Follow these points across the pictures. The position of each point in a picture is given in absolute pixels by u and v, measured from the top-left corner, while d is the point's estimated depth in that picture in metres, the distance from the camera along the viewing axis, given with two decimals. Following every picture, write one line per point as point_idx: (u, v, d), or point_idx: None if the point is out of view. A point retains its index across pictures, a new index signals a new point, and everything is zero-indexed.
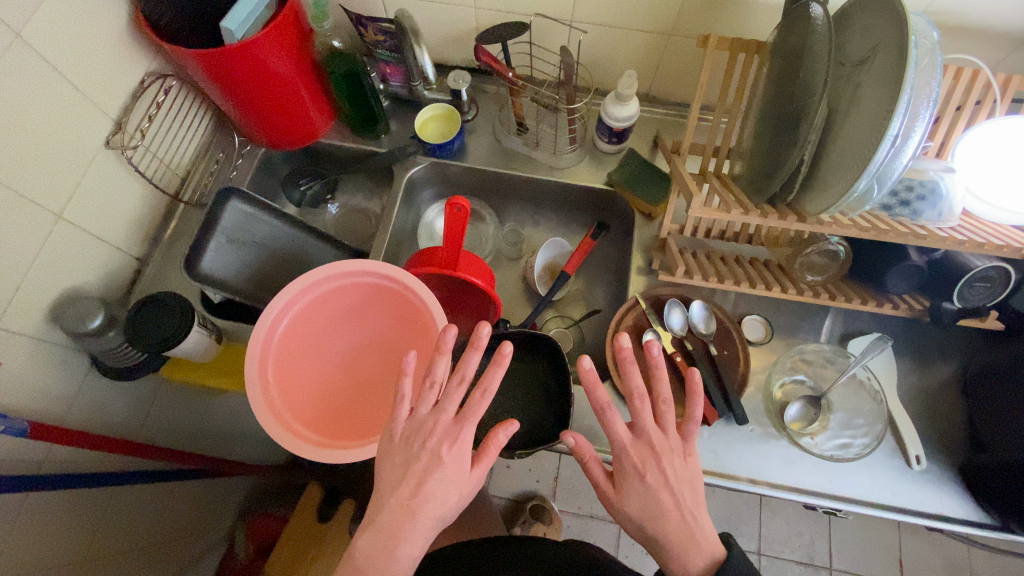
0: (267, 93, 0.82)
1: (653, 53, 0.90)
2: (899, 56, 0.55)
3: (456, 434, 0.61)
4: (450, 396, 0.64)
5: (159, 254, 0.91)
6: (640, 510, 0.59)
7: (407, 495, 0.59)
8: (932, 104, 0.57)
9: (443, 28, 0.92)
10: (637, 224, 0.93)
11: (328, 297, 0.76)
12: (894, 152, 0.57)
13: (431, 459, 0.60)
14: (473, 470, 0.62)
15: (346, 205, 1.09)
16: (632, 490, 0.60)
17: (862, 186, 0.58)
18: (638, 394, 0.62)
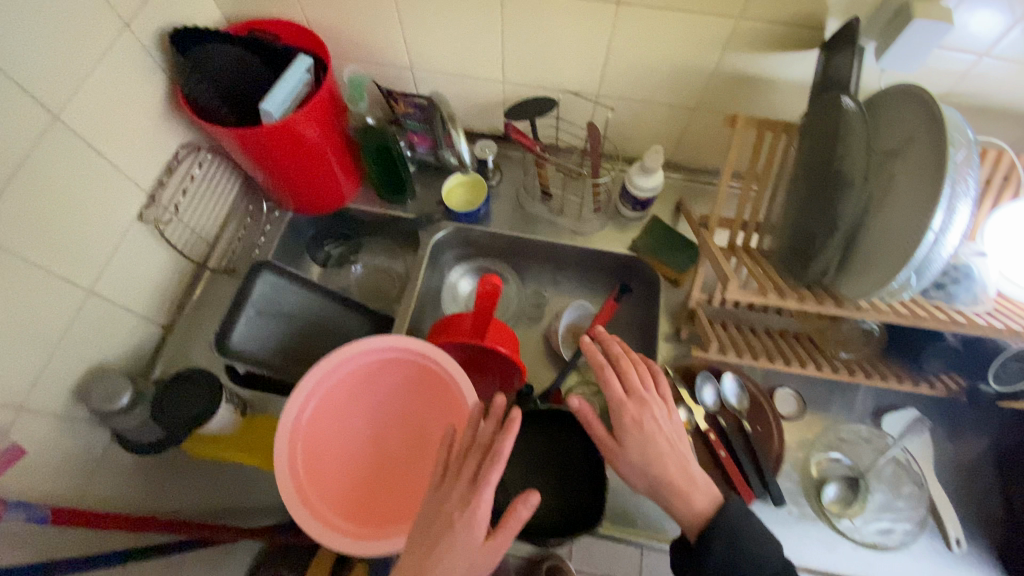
0: (298, 162, 0.83)
1: (676, 126, 0.91)
2: (937, 151, 0.56)
3: (471, 498, 0.58)
4: (468, 467, 0.61)
5: (182, 322, 0.90)
6: (643, 455, 0.59)
7: (419, 557, 0.57)
8: (970, 194, 0.58)
9: (470, 98, 0.94)
10: (663, 291, 0.93)
11: (344, 381, 0.74)
12: (933, 245, 0.57)
13: (445, 526, 0.58)
14: (489, 540, 0.57)
15: (368, 266, 1.08)
16: (632, 439, 0.60)
17: (901, 278, 0.58)
18: (623, 354, 0.66)
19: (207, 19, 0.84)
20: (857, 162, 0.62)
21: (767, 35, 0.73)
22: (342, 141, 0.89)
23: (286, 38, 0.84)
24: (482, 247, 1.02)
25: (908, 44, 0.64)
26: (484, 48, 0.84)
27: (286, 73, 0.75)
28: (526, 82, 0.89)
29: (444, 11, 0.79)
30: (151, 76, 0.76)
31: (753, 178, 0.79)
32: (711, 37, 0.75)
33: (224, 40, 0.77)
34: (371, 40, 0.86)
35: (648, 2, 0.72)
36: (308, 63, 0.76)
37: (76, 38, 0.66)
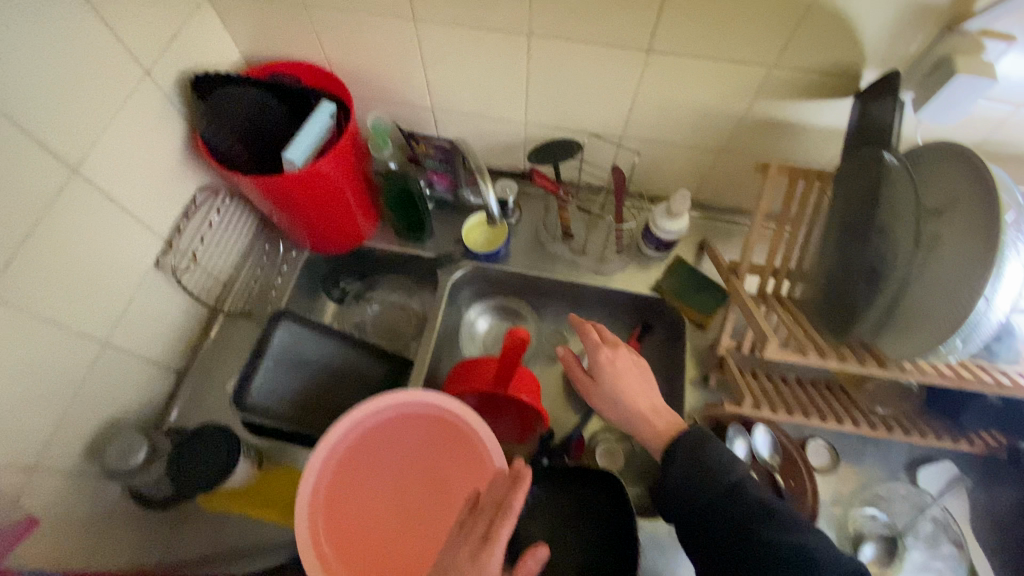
0: (317, 205, 0.82)
1: (701, 168, 0.90)
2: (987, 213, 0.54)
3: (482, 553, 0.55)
4: (478, 522, 0.59)
5: (197, 368, 0.87)
6: (613, 389, 0.70)
7: None
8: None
9: (490, 137, 0.93)
10: (689, 334, 0.91)
11: (366, 439, 0.72)
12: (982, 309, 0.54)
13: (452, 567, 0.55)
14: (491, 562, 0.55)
15: (383, 304, 1.06)
16: (605, 374, 0.72)
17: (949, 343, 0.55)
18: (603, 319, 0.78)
19: (225, 60, 0.82)
20: (904, 224, 0.61)
21: (799, 83, 0.71)
22: (362, 183, 0.88)
23: (306, 80, 0.83)
24: (501, 286, 1.00)
25: (948, 97, 0.63)
26: (507, 90, 0.83)
27: (309, 120, 0.74)
28: (549, 123, 0.87)
29: (469, 54, 0.77)
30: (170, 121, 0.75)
31: (784, 225, 0.77)
32: (741, 83, 0.73)
33: (244, 86, 0.76)
34: (393, 81, 0.85)
35: (678, 50, 0.70)
36: (331, 110, 0.75)
37: (98, 89, 0.64)
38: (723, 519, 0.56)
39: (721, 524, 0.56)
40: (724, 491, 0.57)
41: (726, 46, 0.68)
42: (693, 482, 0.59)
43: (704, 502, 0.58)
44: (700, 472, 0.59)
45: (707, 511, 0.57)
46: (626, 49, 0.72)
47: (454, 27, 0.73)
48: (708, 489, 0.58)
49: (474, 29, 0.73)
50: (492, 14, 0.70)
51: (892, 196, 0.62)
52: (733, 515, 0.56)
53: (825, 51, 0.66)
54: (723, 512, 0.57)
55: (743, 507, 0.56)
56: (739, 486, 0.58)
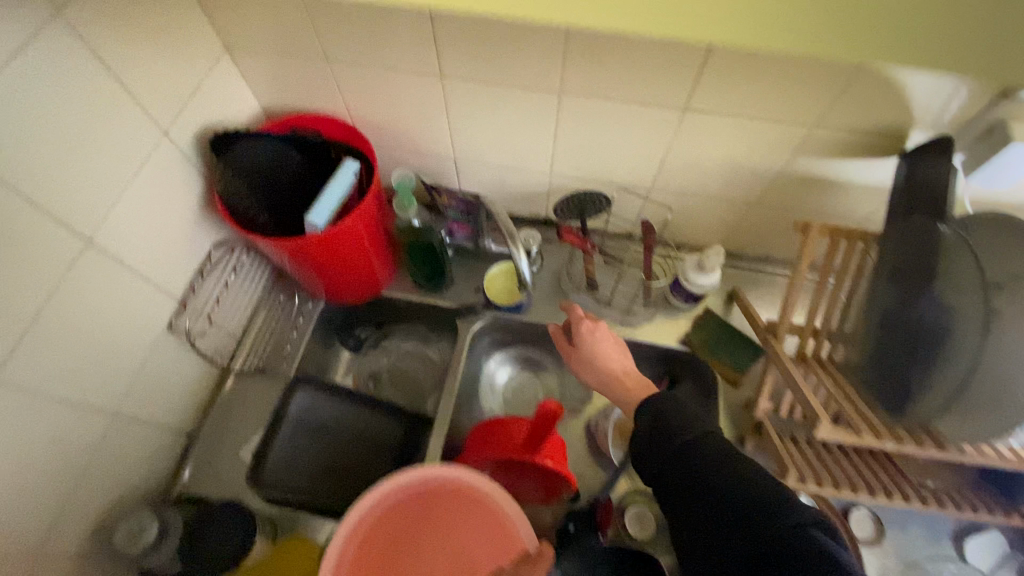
0: (337, 261, 0.79)
1: (732, 219, 0.87)
2: None
3: None
4: None
5: (208, 428, 0.83)
6: (592, 355, 0.74)
7: None
8: None
9: (514, 186, 0.90)
10: (722, 391, 0.87)
11: (393, 520, 0.68)
12: None
13: None
14: None
15: (399, 352, 1.02)
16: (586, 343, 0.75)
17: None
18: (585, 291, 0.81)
19: (243, 112, 0.80)
20: (965, 301, 0.58)
21: (842, 142, 0.69)
22: (382, 235, 0.85)
23: (326, 132, 0.81)
24: (523, 336, 0.97)
25: (1002, 162, 0.61)
26: (535, 143, 0.80)
27: (332, 180, 0.71)
28: (576, 174, 0.84)
29: (497, 109, 0.75)
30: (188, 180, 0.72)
31: (825, 285, 0.74)
32: (781, 141, 0.71)
33: (266, 141, 0.72)
34: (415, 132, 0.82)
35: (717, 108, 0.68)
36: (355, 168, 0.73)
37: (113, 154, 0.61)
38: (687, 468, 0.57)
39: (686, 474, 0.57)
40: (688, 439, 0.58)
41: (768, 106, 0.66)
42: (658, 432, 0.60)
43: (670, 451, 0.59)
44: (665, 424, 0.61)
45: (672, 458, 0.58)
46: (662, 106, 0.69)
47: (484, 82, 0.71)
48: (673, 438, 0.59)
49: (505, 86, 0.71)
50: (525, 73, 0.68)
51: (952, 268, 0.59)
52: (699, 465, 0.56)
53: (874, 112, 0.64)
54: (690, 463, 0.57)
55: (706, 455, 0.57)
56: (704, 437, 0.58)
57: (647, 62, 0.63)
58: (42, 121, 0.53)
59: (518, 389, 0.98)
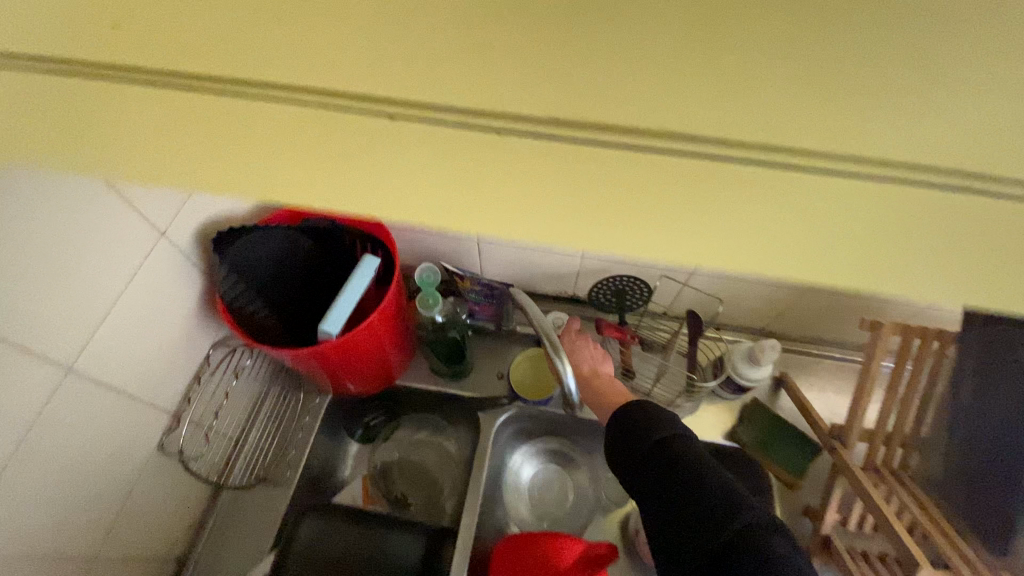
0: (351, 362, 0.72)
1: (783, 303, 0.80)
2: None
3: None
4: None
5: (203, 547, 0.75)
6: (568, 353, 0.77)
7: None
8: None
9: (541, 269, 0.83)
10: (778, 495, 0.78)
11: None
12: None
13: None
14: None
15: (412, 442, 0.92)
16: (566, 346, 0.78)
17: None
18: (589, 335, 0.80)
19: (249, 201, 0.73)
20: None
21: None
22: (402, 325, 0.78)
23: None
24: (551, 427, 0.88)
25: None
26: None
27: (351, 281, 0.63)
28: (612, 257, 0.77)
29: None
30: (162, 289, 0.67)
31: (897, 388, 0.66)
32: None
33: (274, 235, 0.65)
34: None
35: None
36: (376, 265, 0.65)
37: (104, 270, 0.54)
38: (653, 469, 0.57)
39: (651, 474, 0.57)
40: (654, 441, 0.58)
41: None
42: (628, 433, 0.61)
43: (640, 451, 0.59)
44: (636, 425, 0.61)
45: (647, 457, 0.58)
46: None
47: None
48: (643, 437, 0.59)
49: None
50: None
51: None
52: (665, 464, 0.56)
53: None
54: (657, 462, 0.57)
55: (671, 455, 0.57)
56: (671, 437, 0.59)
57: None
58: (17, 264, 0.45)
59: (545, 485, 0.89)
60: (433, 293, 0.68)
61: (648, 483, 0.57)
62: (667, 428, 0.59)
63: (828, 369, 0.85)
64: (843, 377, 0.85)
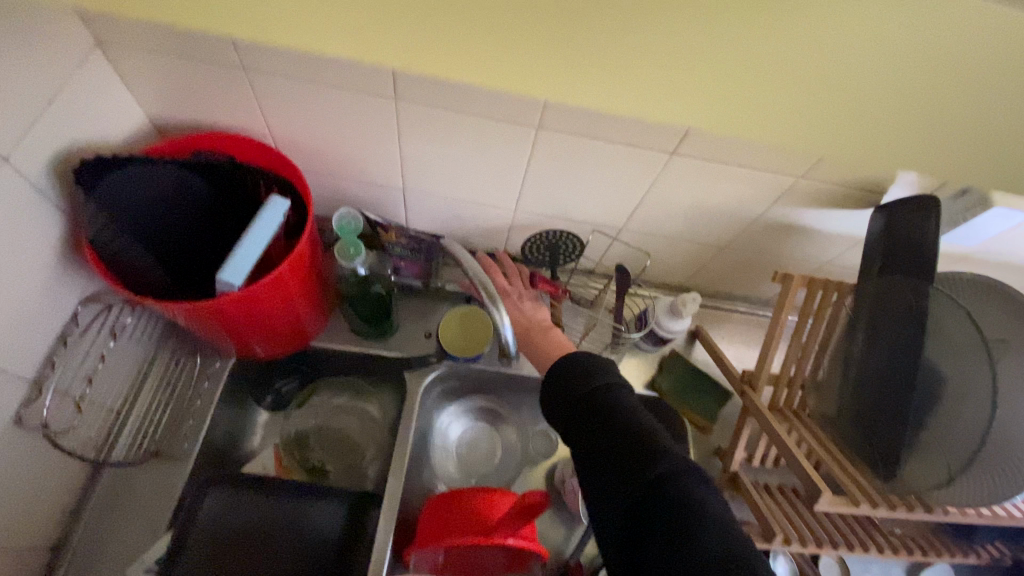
0: (255, 318, 0.63)
1: (700, 260, 0.83)
2: None
3: None
4: None
5: (82, 534, 0.65)
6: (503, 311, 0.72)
7: None
8: None
9: (468, 221, 0.78)
10: (692, 439, 0.82)
11: None
12: None
13: None
14: None
15: (331, 408, 0.85)
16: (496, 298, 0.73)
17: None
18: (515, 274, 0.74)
19: (125, 127, 0.62)
20: (965, 364, 0.57)
21: (825, 193, 0.66)
22: (316, 280, 0.69)
23: (243, 155, 0.64)
24: (478, 384, 0.86)
25: (978, 223, 0.63)
26: (498, 176, 0.69)
27: (257, 225, 0.55)
28: (542, 211, 0.75)
29: (452, 141, 0.63)
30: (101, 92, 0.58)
31: (800, 334, 0.72)
32: (766, 189, 0.67)
33: (164, 173, 0.56)
34: (353, 159, 0.68)
35: (702, 155, 0.62)
36: (283, 210, 0.57)
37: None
38: (592, 426, 0.53)
39: (592, 430, 0.53)
40: (593, 396, 0.55)
41: (752, 156, 0.61)
42: (565, 388, 0.57)
43: (576, 407, 0.55)
44: (574, 381, 0.57)
45: (582, 405, 0.55)
46: (647, 151, 0.62)
47: (442, 110, 0.59)
48: (582, 392, 0.56)
49: (464, 115, 0.60)
50: (496, 104, 0.58)
51: (943, 326, 0.59)
52: (597, 418, 0.53)
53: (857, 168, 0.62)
54: (589, 414, 0.54)
55: (607, 405, 0.53)
56: (606, 391, 0.55)
57: None
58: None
59: (474, 443, 0.87)
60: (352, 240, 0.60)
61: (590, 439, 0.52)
62: (604, 383, 0.55)
63: (737, 321, 0.91)
64: (749, 330, 0.90)
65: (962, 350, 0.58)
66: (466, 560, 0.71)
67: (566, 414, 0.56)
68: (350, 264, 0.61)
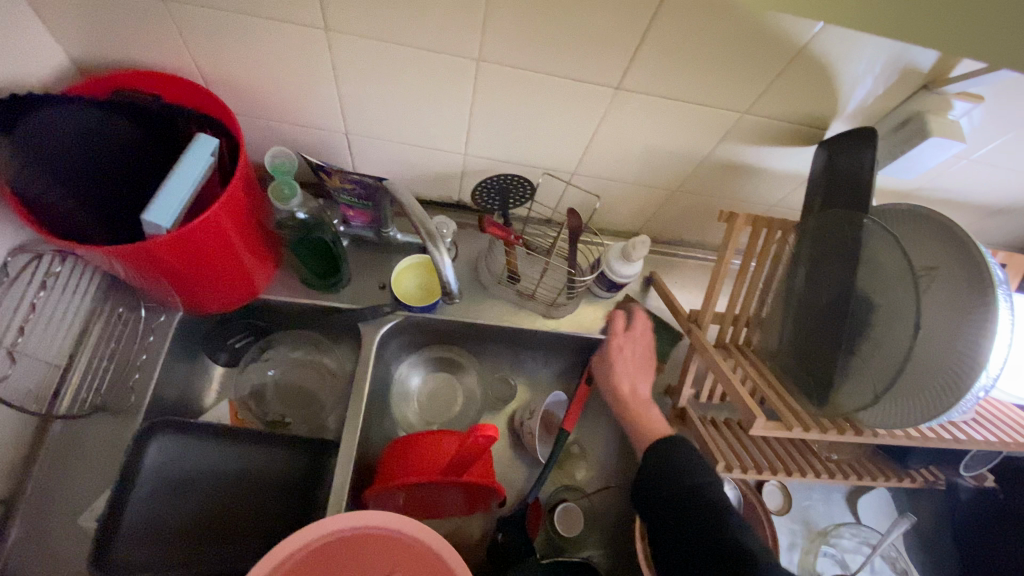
0: (198, 270, 0.62)
1: (653, 205, 0.83)
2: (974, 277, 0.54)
3: None
4: None
5: (32, 489, 0.64)
6: (612, 371, 0.77)
7: None
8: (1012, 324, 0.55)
9: (418, 167, 0.77)
10: None
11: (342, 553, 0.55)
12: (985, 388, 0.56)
13: None
14: None
15: (289, 362, 0.84)
16: (614, 355, 0.78)
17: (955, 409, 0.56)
18: (631, 332, 0.79)
19: (42, 67, 0.59)
20: (895, 295, 0.58)
21: (771, 130, 0.66)
22: (259, 230, 0.68)
23: (172, 97, 0.63)
24: (435, 335, 0.86)
25: (916, 155, 0.64)
26: (443, 117, 0.67)
27: (183, 162, 0.55)
28: (491, 155, 0.74)
29: (391, 77, 0.61)
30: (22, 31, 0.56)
31: (745, 272, 0.73)
32: (713, 127, 0.67)
33: (83, 113, 0.54)
34: (291, 100, 0.66)
35: (649, 90, 0.61)
36: (212, 147, 0.56)
37: None
38: (694, 533, 0.59)
39: (695, 536, 0.59)
40: (690, 494, 0.61)
41: (697, 89, 0.61)
42: (670, 477, 0.63)
43: (673, 503, 0.62)
44: (668, 475, 0.63)
45: (681, 503, 0.61)
46: (593, 86, 0.61)
47: (378, 42, 0.57)
48: (676, 488, 0.62)
49: (402, 47, 0.58)
50: (433, 34, 0.56)
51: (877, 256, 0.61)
52: (693, 516, 0.60)
53: (801, 102, 0.62)
54: (683, 510, 0.61)
55: (705, 508, 0.60)
56: (704, 493, 0.61)
57: (580, 37, 0.55)
58: None
59: (435, 392, 0.88)
60: (287, 181, 0.64)
61: (692, 543, 0.59)
62: (700, 485, 0.61)
63: (691, 267, 0.92)
64: (703, 275, 0.92)
65: (889, 281, 0.58)
66: (424, 501, 0.72)
67: (653, 505, 0.64)
68: (288, 206, 0.65)
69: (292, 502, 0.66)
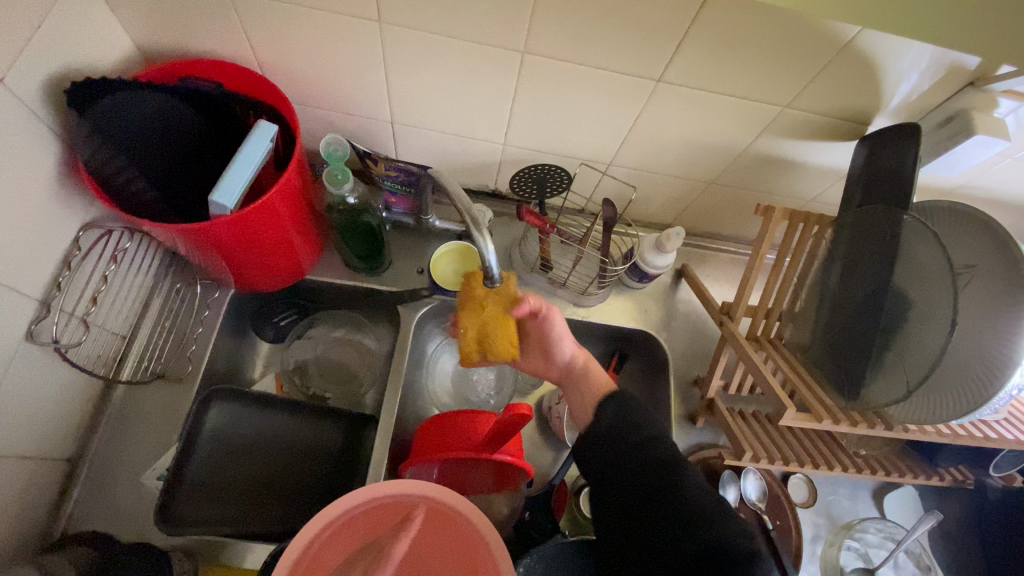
0: (253, 249, 0.66)
1: (688, 197, 0.84)
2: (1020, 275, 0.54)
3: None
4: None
5: (99, 448, 0.70)
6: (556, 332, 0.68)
7: None
8: None
9: (457, 155, 0.79)
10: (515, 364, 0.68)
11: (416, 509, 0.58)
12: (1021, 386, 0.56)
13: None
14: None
15: (329, 340, 0.87)
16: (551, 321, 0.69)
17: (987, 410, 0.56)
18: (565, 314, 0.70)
19: (114, 55, 0.63)
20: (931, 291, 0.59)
21: (811, 124, 0.67)
22: (308, 212, 0.71)
23: (231, 86, 0.66)
24: None
25: (959, 152, 0.63)
26: (484, 106, 0.69)
27: (245, 147, 0.58)
28: (530, 146, 0.76)
29: (438, 67, 0.64)
30: (97, 20, 0.59)
31: (780, 265, 0.74)
32: (752, 120, 0.67)
33: (154, 98, 0.58)
34: (342, 90, 0.68)
35: (687, 82, 0.62)
36: (270, 134, 0.59)
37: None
38: (639, 474, 0.53)
39: (639, 479, 0.53)
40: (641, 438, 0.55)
41: (739, 82, 0.62)
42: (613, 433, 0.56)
43: (631, 462, 0.54)
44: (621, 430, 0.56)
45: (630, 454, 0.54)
46: (633, 78, 0.63)
47: (427, 32, 0.59)
48: (632, 440, 0.55)
49: (450, 38, 0.60)
50: (480, 25, 0.58)
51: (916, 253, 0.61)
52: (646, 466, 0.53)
53: (843, 97, 0.62)
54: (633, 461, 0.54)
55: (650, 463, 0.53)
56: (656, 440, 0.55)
57: (622, 30, 0.57)
58: None
59: (468, 373, 0.91)
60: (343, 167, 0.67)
61: (636, 486, 0.52)
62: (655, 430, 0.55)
63: (723, 261, 0.93)
64: (734, 268, 0.93)
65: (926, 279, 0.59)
66: (458, 477, 0.75)
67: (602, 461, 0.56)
68: (340, 190, 0.69)
69: (333, 472, 0.70)
